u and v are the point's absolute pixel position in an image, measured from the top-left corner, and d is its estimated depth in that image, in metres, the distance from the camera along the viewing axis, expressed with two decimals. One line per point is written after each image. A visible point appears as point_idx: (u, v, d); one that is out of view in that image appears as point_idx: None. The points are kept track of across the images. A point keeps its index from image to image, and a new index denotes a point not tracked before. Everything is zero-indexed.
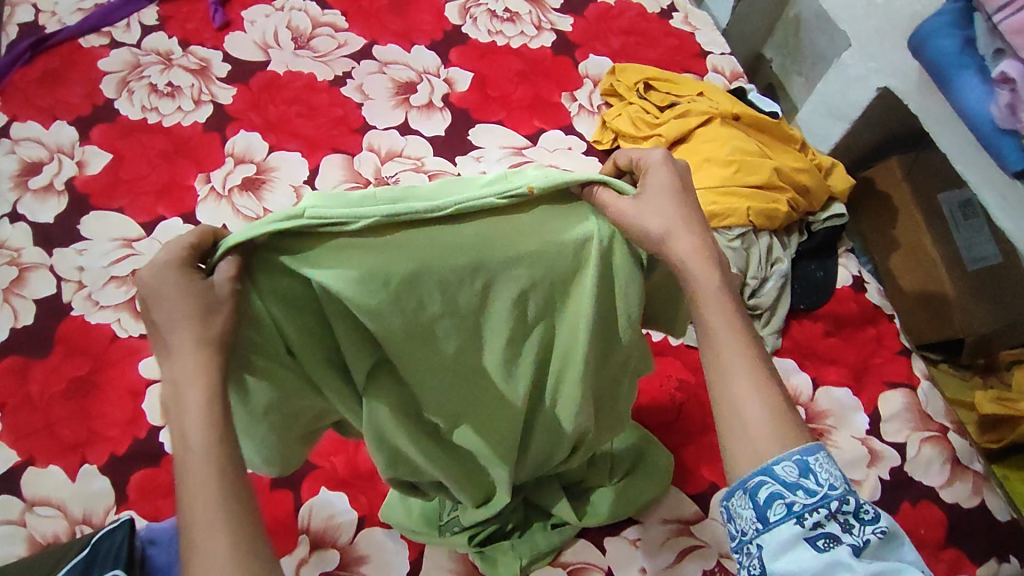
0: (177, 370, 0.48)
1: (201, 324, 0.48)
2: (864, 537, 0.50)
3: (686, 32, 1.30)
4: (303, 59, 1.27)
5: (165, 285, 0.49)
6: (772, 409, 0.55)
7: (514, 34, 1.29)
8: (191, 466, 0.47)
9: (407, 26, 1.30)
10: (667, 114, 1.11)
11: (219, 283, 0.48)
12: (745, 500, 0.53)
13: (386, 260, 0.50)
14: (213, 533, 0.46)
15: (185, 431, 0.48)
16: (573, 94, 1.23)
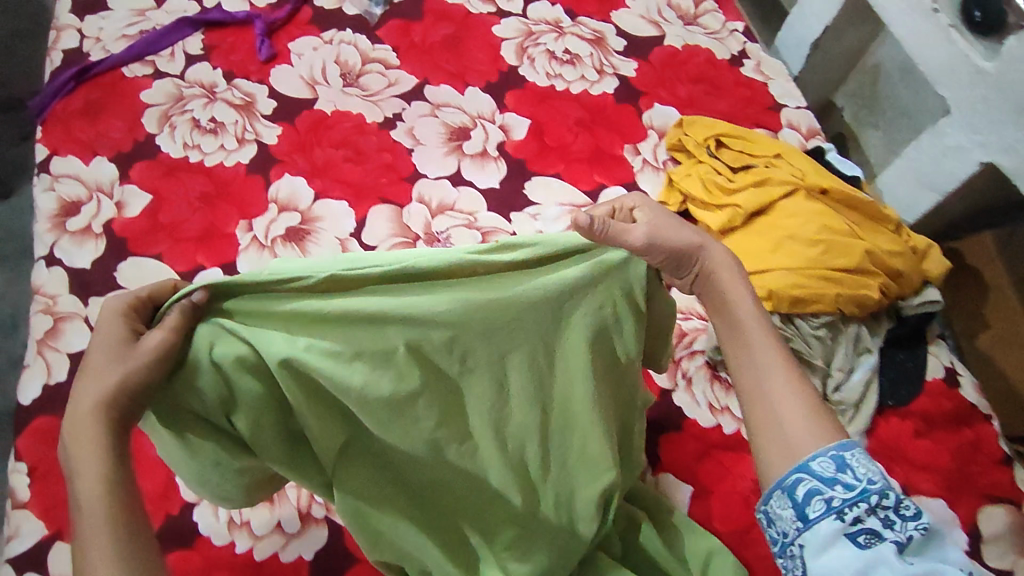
0: (76, 420, 0.56)
1: (121, 361, 0.57)
2: (902, 532, 0.59)
3: (758, 81, 1.22)
4: (351, 97, 1.20)
5: (108, 329, 0.60)
6: (810, 407, 0.69)
7: (574, 78, 1.21)
8: (90, 497, 0.54)
9: (461, 65, 1.23)
10: (742, 178, 1.03)
11: (144, 339, 0.58)
12: (786, 499, 0.65)
13: (352, 329, 0.62)
14: (98, 556, 0.52)
15: (90, 469, 0.55)
16: (637, 147, 1.15)
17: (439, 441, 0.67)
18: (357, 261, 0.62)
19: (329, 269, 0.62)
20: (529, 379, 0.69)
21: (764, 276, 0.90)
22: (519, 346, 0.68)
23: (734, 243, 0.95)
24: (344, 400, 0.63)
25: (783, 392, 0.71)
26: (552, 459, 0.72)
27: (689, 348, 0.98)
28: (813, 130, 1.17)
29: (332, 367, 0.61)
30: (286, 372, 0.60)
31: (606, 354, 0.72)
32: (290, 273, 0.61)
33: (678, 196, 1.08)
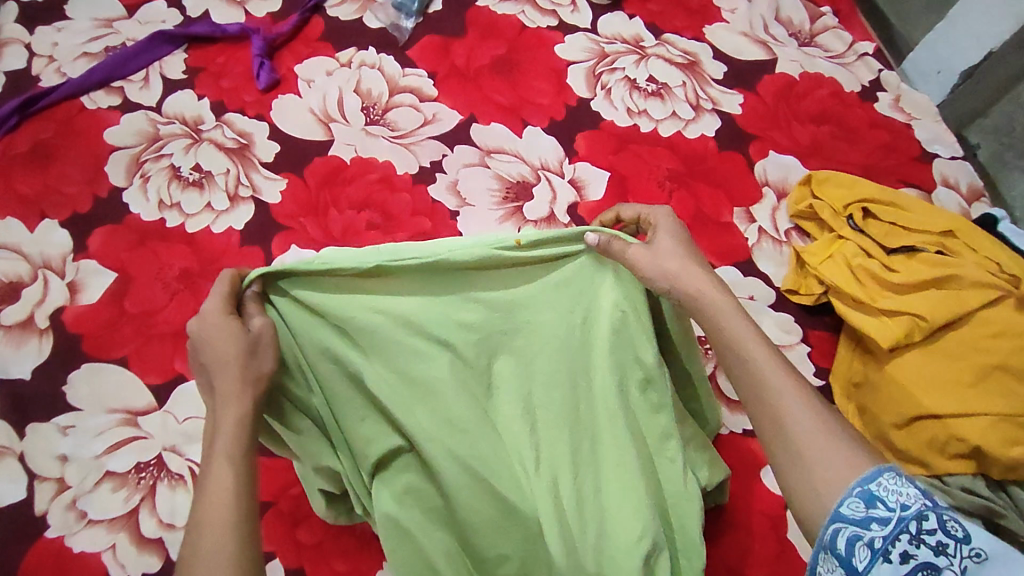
0: (215, 396, 0.55)
1: (245, 363, 0.56)
2: (962, 563, 0.46)
3: (899, 122, 0.95)
4: (377, 139, 0.94)
5: (208, 332, 0.56)
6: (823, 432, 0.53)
7: (663, 115, 0.95)
8: (217, 469, 0.51)
9: (517, 97, 0.97)
10: (911, 270, 0.76)
11: (256, 322, 0.58)
12: (830, 559, 0.49)
13: (393, 319, 0.62)
14: (210, 536, 0.48)
15: (219, 443, 0.52)
16: (750, 212, 0.88)
17: (472, 443, 0.61)
18: (397, 252, 0.60)
19: (372, 260, 0.60)
20: (561, 397, 0.64)
21: (971, 426, 0.65)
22: (550, 361, 0.64)
23: (916, 368, 0.70)
24: (387, 402, 0.61)
25: (800, 411, 0.54)
26: (582, 497, 0.62)
27: None
28: (975, 190, 0.91)
29: (365, 362, 0.62)
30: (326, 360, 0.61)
31: (638, 364, 0.64)
32: (328, 262, 0.60)
33: (817, 285, 0.81)
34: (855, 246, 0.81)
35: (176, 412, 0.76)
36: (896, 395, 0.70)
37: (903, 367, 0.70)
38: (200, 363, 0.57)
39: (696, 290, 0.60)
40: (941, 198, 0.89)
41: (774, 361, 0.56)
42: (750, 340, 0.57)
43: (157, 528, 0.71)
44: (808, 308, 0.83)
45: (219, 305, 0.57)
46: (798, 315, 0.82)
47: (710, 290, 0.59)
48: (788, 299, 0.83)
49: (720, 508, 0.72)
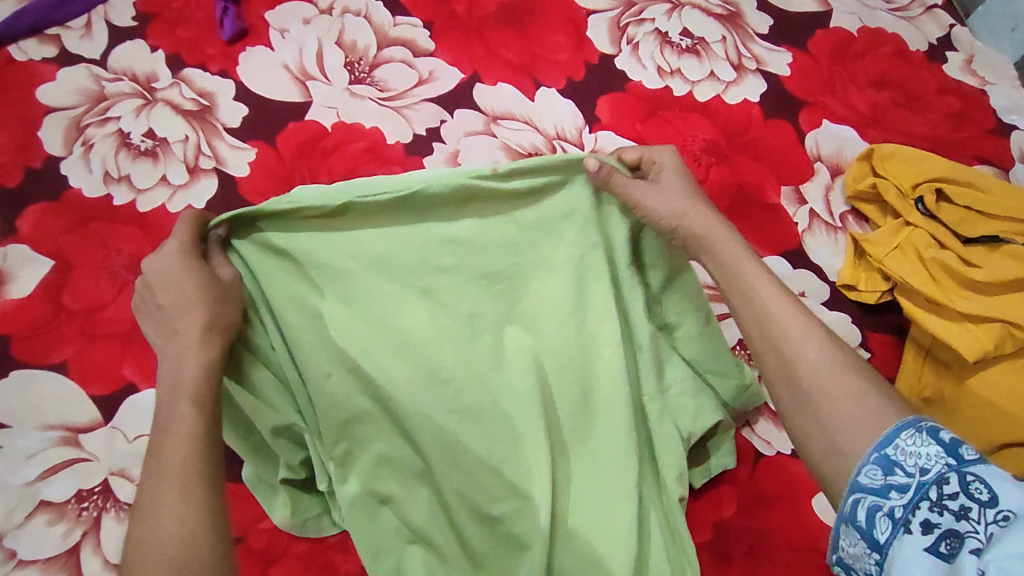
0: (171, 344, 0.51)
1: (210, 307, 0.52)
2: (988, 529, 0.36)
3: (973, 88, 0.82)
4: (364, 101, 0.80)
5: (173, 272, 0.53)
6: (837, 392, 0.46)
7: (699, 76, 0.81)
8: (177, 413, 0.47)
9: (529, 53, 0.83)
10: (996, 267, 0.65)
11: (224, 273, 0.55)
12: (850, 532, 0.42)
13: (363, 270, 0.56)
14: (161, 484, 0.43)
15: (181, 385, 0.48)
16: (801, 191, 0.76)
17: (460, 389, 0.55)
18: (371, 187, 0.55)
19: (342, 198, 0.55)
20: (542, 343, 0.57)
21: None
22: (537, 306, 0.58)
23: (1007, 385, 0.59)
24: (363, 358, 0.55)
25: (811, 349, 0.48)
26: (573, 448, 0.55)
27: None
28: None
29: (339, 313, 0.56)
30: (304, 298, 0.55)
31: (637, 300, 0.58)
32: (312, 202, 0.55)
33: (881, 280, 0.70)
34: (926, 233, 0.69)
35: (126, 428, 0.64)
36: (981, 417, 0.60)
37: (991, 383, 0.60)
38: (156, 306, 0.53)
39: (702, 231, 0.55)
40: (1021, 177, 0.77)
41: (780, 299, 0.51)
42: (755, 279, 0.52)
43: (102, 570, 0.59)
44: (868, 307, 0.71)
45: (178, 246, 0.54)
46: (857, 314, 0.71)
47: (705, 224, 0.55)
48: (846, 296, 0.71)
49: (774, 546, 0.60)
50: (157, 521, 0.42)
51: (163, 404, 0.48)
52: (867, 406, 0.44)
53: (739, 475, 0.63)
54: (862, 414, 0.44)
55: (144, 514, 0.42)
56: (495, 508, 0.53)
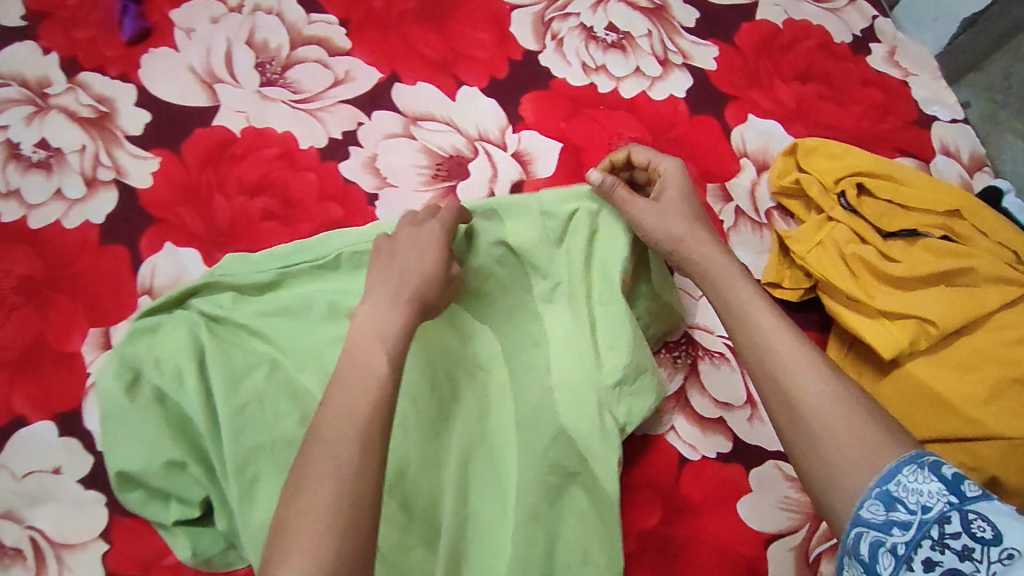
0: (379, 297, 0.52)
1: (426, 286, 0.54)
2: (989, 566, 0.37)
3: (895, 79, 0.82)
4: (277, 104, 0.76)
5: (417, 242, 0.56)
6: (854, 430, 0.45)
7: (625, 72, 0.80)
8: (368, 359, 0.47)
9: (449, 50, 0.80)
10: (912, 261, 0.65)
11: (455, 270, 0.58)
12: (853, 564, 0.43)
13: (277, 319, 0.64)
14: (344, 426, 0.44)
15: (385, 340, 0.49)
16: (726, 188, 0.75)
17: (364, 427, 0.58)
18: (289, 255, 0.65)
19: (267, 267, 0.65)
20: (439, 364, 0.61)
21: (987, 454, 0.56)
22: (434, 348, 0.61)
23: (924, 380, 0.59)
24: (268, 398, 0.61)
25: (814, 384, 0.48)
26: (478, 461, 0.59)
27: (829, 539, 0.62)
28: (977, 158, 0.79)
29: (242, 357, 0.62)
30: (208, 344, 0.61)
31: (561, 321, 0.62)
32: (224, 271, 0.65)
33: (803, 278, 0.69)
34: (847, 228, 0.69)
35: (14, 465, 0.60)
36: (899, 415, 0.60)
37: (908, 380, 0.60)
38: (391, 258, 0.55)
39: (702, 257, 0.57)
40: (940, 168, 0.77)
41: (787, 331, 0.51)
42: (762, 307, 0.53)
43: None
44: (795, 305, 0.70)
45: (439, 224, 0.56)
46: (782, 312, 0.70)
47: (709, 249, 0.57)
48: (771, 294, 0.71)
49: (695, 554, 0.60)
50: (337, 469, 0.42)
51: (363, 350, 0.48)
52: (871, 442, 0.45)
53: (662, 480, 0.63)
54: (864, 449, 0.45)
55: (319, 459, 0.42)
56: (402, 538, 0.56)
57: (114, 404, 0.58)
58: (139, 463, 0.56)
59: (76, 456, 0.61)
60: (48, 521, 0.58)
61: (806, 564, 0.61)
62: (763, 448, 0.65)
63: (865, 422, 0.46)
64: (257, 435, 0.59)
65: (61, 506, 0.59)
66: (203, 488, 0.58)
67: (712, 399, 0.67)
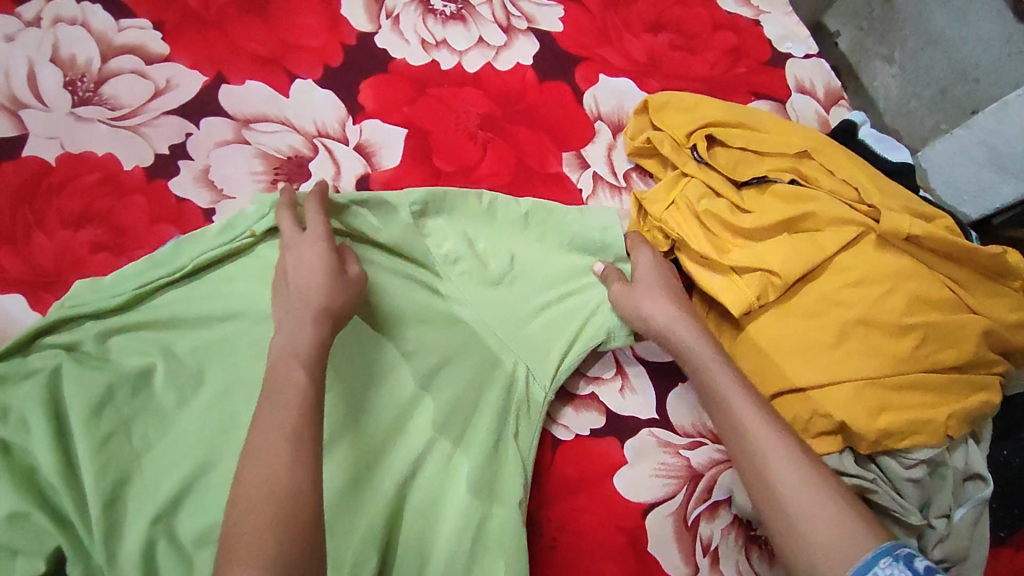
0: (292, 319, 0.52)
1: (329, 296, 0.54)
2: None
3: (746, 19, 0.82)
4: (93, 125, 0.70)
5: (305, 258, 0.56)
6: (829, 519, 0.47)
7: (467, 45, 0.77)
8: (291, 377, 0.47)
9: (278, 43, 0.75)
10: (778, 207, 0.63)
11: (352, 269, 0.57)
12: None
13: (119, 348, 0.59)
14: (273, 437, 0.44)
15: (297, 352, 0.49)
16: (584, 156, 0.73)
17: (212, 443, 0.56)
18: (145, 275, 0.60)
19: (122, 292, 0.60)
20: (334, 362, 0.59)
21: (837, 400, 0.55)
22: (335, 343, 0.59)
23: (777, 331, 0.58)
24: (135, 422, 0.56)
25: (786, 468, 0.50)
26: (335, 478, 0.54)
27: (707, 499, 0.61)
28: (833, 93, 0.80)
29: (99, 379, 0.56)
30: (68, 376, 0.56)
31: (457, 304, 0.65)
32: (76, 300, 0.59)
33: (662, 240, 0.67)
34: (701, 183, 0.67)
35: None
36: (756, 370, 0.58)
37: (765, 330, 0.59)
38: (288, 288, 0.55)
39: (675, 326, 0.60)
40: (798, 107, 0.77)
41: (762, 419, 0.53)
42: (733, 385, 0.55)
43: None
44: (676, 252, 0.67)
45: (316, 236, 0.57)
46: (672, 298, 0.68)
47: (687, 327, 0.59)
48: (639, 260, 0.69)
49: (577, 534, 0.58)
50: (271, 473, 0.42)
51: (276, 366, 0.48)
52: (844, 528, 0.46)
53: (535, 466, 0.61)
54: (839, 536, 0.46)
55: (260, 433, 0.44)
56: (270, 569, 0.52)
57: None
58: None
59: None
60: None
61: (685, 527, 0.60)
62: (636, 417, 0.64)
63: (841, 509, 0.48)
64: (130, 459, 0.54)
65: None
66: (53, 537, 0.49)
67: (583, 376, 0.66)
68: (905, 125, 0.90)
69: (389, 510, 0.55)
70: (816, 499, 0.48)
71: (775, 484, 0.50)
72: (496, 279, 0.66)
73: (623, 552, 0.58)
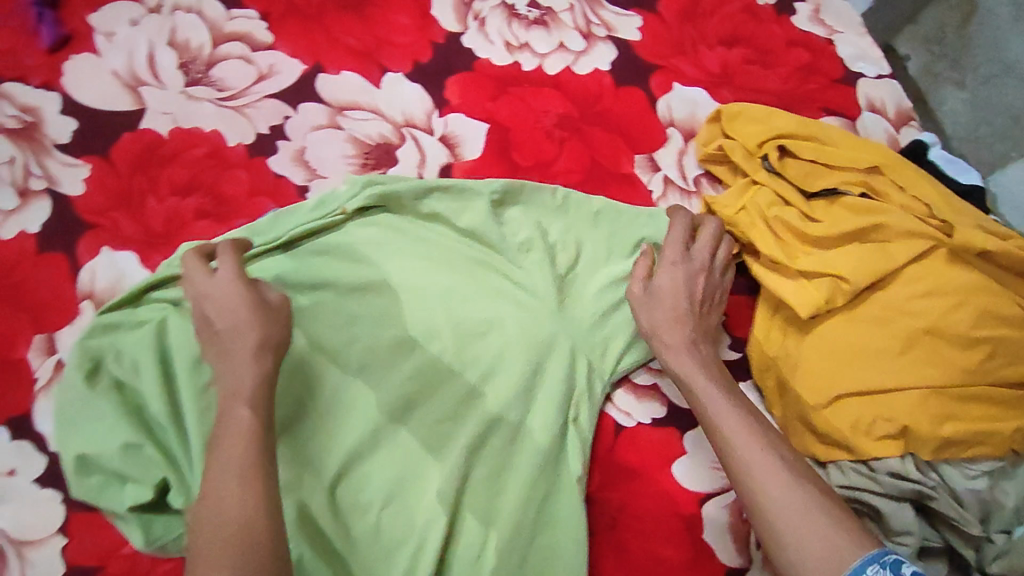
0: (227, 365, 0.52)
1: (259, 332, 0.53)
2: None
3: (820, 37, 0.84)
4: (202, 104, 0.76)
5: (230, 297, 0.55)
6: (818, 534, 0.47)
7: (548, 48, 0.81)
8: (234, 415, 0.49)
9: (371, 38, 0.81)
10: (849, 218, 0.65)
11: (273, 296, 0.57)
12: None
13: None
14: (223, 474, 0.45)
15: (238, 392, 0.50)
16: (655, 159, 0.76)
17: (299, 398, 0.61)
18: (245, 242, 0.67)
19: None
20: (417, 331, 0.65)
21: (899, 405, 0.57)
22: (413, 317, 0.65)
23: (843, 335, 0.60)
24: None
25: (774, 483, 0.50)
26: None
27: None
28: (903, 113, 0.81)
29: None
30: (174, 328, 0.62)
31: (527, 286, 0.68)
32: (185, 261, 0.67)
33: (731, 243, 0.69)
34: (771, 191, 0.69)
35: None
36: (820, 372, 0.60)
37: (831, 334, 0.61)
38: (213, 332, 0.54)
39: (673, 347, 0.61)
40: (867, 126, 0.79)
41: (750, 435, 0.53)
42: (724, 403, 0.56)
43: None
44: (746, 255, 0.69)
45: (228, 274, 0.55)
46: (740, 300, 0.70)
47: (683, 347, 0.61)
48: None
49: (634, 516, 0.61)
50: (221, 512, 0.44)
51: (222, 411, 0.49)
52: (832, 542, 0.46)
53: (599, 448, 0.64)
54: (826, 550, 0.46)
55: None
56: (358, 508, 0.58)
57: (75, 392, 0.59)
58: (97, 445, 0.57)
59: (29, 457, 0.61)
60: (6, 518, 0.59)
61: (741, 520, 0.62)
62: None
63: (830, 522, 0.48)
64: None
65: (18, 506, 0.60)
66: (160, 469, 0.57)
67: (647, 368, 0.68)
68: (973, 150, 0.91)
69: (457, 474, 0.59)
70: (804, 512, 0.48)
71: (763, 504, 0.50)
72: (567, 268, 0.69)
73: (677, 536, 0.60)
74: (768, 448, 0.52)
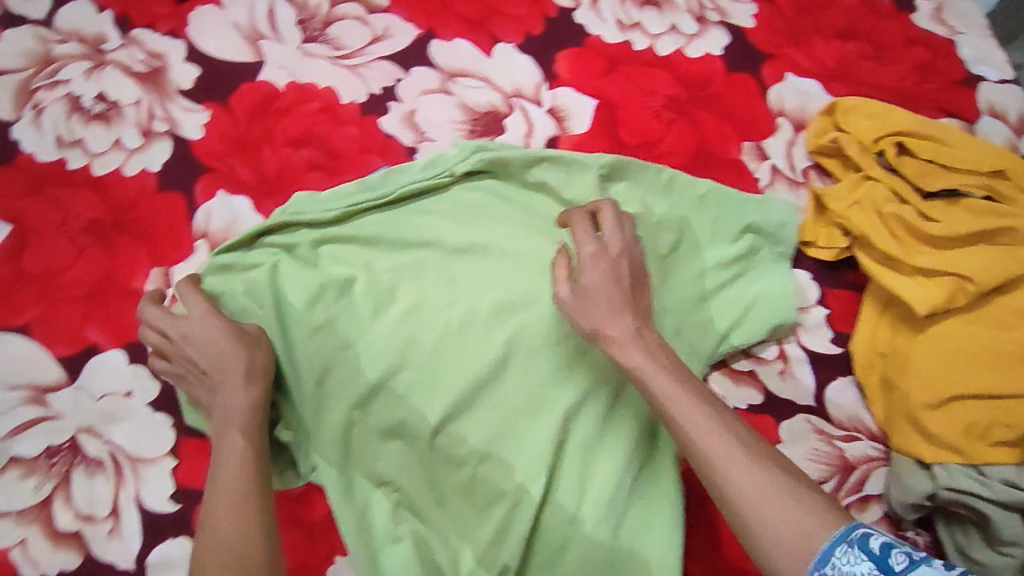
0: (219, 398, 0.57)
1: (242, 358, 0.57)
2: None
3: (941, 37, 0.82)
4: (318, 60, 0.78)
5: (211, 331, 0.59)
6: (788, 525, 0.43)
7: (660, 30, 0.80)
8: (228, 443, 0.53)
9: (485, 8, 0.81)
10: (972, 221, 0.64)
11: (250, 326, 0.60)
12: None
13: (324, 254, 0.66)
14: (216, 497, 0.50)
15: (231, 420, 0.55)
16: (763, 147, 0.75)
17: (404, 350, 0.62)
18: (355, 197, 0.68)
19: (335, 207, 0.67)
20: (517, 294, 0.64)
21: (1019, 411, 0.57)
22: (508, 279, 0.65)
23: (961, 338, 0.60)
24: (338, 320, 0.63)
25: (739, 475, 0.45)
26: None
27: (858, 491, 0.62)
28: None
29: (314, 279, 0.64)
30: (287, 271, 0.65)
31: None
32: (298, 209, 0.67)
33: (840, 237, 0.69)
34: (887, 188, 0.68)
35: (92, 387, 0.66)
36: (936, 372, 0.59)
37: (947, 335, 0.60)
38: (201, 373, 0.58)
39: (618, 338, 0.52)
40: (986, 130, 0.77)
41: (711, 426, 0.47)
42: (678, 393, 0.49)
43: (73, 521, 0.61)
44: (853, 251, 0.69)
45: (205, 311, 0.59)
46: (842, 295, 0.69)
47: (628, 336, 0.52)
48: (810, 255, 0.70)
49: None
50: (220, 532, 0.48)
51: (218, 439, 0.54)
52: (804, 527, 0.43)
53: None
54: (797, 541, 0.42)
55: None
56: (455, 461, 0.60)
57: None
58: None
59: (145, 382, 0.66)
60: (123, 435, 0.64)
61: None
62: (793, 402, 0.65)
63: (796, 503, 0.44)
64: (333, 351, 0.62)
65: (135, 425, 0.65)
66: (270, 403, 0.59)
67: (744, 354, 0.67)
68: None
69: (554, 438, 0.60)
70: (771, 503, 0.44)
71: (735, 506, 0.44)
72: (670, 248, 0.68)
73: None
74: (725, 434, 0.47)
